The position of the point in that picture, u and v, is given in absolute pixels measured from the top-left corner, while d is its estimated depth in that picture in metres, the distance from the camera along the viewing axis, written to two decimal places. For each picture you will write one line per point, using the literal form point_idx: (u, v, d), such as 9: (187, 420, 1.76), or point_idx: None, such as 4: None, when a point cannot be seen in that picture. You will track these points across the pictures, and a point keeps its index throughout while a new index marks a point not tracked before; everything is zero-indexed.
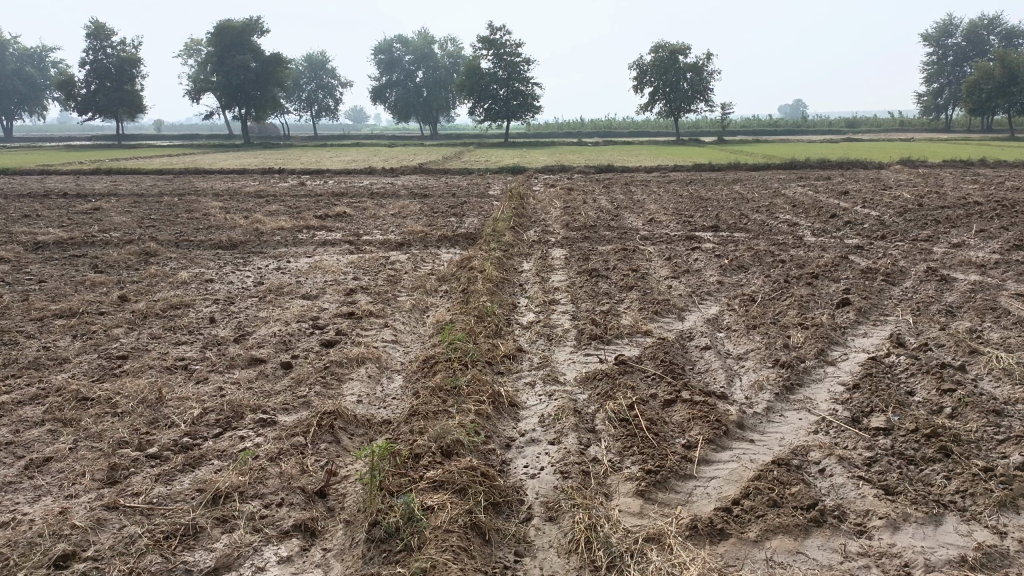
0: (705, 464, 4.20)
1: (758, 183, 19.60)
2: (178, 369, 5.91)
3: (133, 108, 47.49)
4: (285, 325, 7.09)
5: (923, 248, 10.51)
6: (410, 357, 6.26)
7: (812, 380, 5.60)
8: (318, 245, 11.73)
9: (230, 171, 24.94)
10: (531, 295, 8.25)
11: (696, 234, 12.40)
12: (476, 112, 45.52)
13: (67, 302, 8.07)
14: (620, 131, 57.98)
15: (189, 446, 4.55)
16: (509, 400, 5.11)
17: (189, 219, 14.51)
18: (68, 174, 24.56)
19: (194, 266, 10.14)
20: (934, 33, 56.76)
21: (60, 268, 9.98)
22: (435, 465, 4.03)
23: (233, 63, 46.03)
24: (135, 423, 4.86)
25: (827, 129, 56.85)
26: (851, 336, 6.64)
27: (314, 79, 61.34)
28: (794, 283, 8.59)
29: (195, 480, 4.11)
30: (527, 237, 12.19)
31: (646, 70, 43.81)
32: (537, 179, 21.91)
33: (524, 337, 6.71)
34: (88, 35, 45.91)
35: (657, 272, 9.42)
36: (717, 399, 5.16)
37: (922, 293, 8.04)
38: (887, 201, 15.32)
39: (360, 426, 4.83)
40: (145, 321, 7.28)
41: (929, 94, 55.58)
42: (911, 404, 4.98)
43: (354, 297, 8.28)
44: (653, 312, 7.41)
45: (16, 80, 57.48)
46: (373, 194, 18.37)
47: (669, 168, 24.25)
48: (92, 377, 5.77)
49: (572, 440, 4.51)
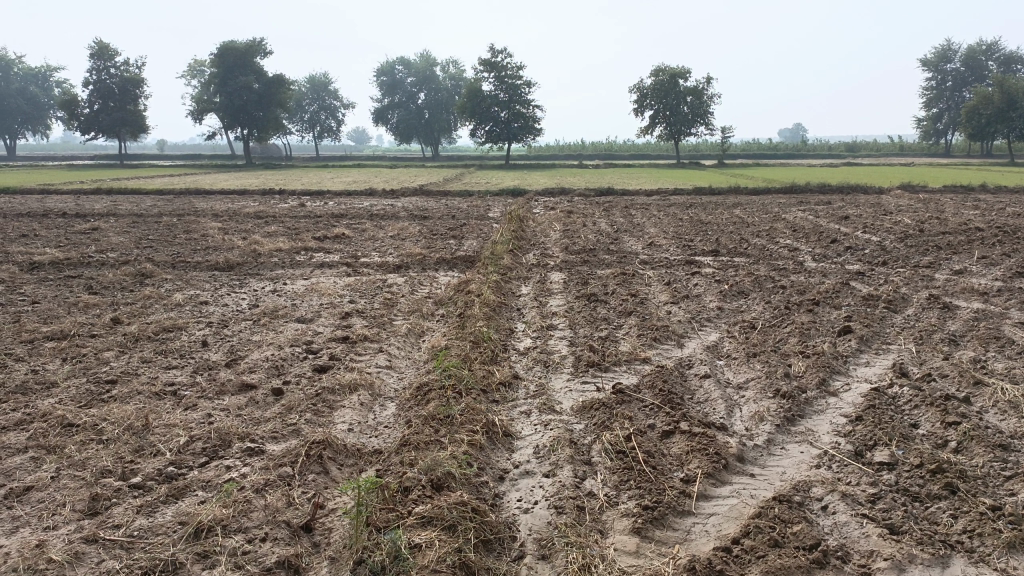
0: (704, 499, 4.08)
1: (758, 207, 19.58)
2: (167, 395, 5.80)
3: (136, 128, 47.68)
4: (278, 349, 6.98)
5: (924, 275, 10.42)
6: (403, 384, 6.15)
7: (813, 411, 5.48)
8: (315, 267, 11.65)
9: (231, 191, 24.95)
10: (529, 320, 8.14)
11: (696, 258, 12.32)
12: (478, 134, 45.75)
13: (58, 323, 7.98)
14: (621, 154, 58.25)
15: (174, 475, 4.43)
16: (504, 430, 4.99)
17: (187, 239, 14.46)
18: (68, 193, 24.58)
19: (189, 287, 10.06)
20: (933, 59, 57.01)
21: (53, 289, 9.90)
22: (425, 499, 3.91)
23: (236, 84, 46.32)
24: (120, 451, 4.74)
25: (827, 153, 57.04)
26: (853, 365, 6.53)
27: (316, 100, 61.71)
28: (795, 310, 8.49)
29: (178, 512, 3.99)
30: (525, 260, 12.12)
31: (646, 93, 44.04)
32: (536, 201, 21.90)
33: (520, 364, 6.60)
34: (92, 55, 46.22)
35: (656, 297, 9.33)
36: (716, 430, 5.04)
37: (924, 321, 7.94)
38: (888, 226, 15.28)
39: (350, 456, 4.71)
40: (137, 344, 7.18)
41: (928, 119, 55.81)
42: (916, 438, 4.86)
43: (349, 320, 8.19)
44: (652, 339, 7.31)
45: (20, 99, 57.72)
46: (372, 216, 18.36)
47: (670, 192, 24.27)
48: (79, 402, 5.66)
49: (567, 473, 4.39)
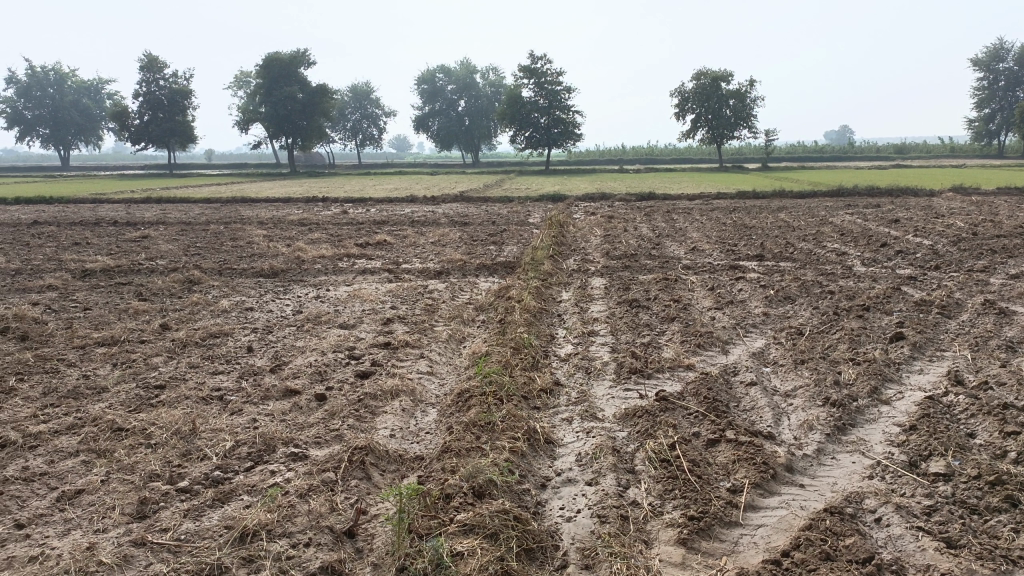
0: (752, 510, 3.98)
1: (803, 211, 19.21)
2: (213, 400, 5.88)
3: (184, 138, 48.86)
4: (322, 355, 7.05)
5: (979, 280, 10.08)
6: (445, 390, 6.14)
7: (864, 420, 5.32)
8: (357, 273, 11.76)
9: (276, 199, 25.39)
10: (570, 326, 8.09)
11: (740, 263, 12.14)
12: (518, 139, 45.87)
13: (110, 329, 8.17)
14: (662, 159, 57.82)
15: (220, 479, 4.48)
16: (545, 437, 4.95)
17: (233, 246, 14.74)
18: (120, 202, 25.27)
19: (235, 294, 10.23)
20: (985, 58, 55.34)
21: (105, 295, 10.15)
22: (467, 507, 3.89)
23: (280, 94, 47.13)
24: (167, 455, 4.82)
25: (875, 155, 55.82)
26: (905, 373, 6.33)
27: (359, 109, 62.51)
28: (844, 316, 8.29)
29: (223, 516, 4.03)
30: (566, 266, 12.06)
31: (688, 97, 43.65)
32: (577, 207, 21.85)
33: (562, 370, 6.55)
34: (142, 67, 47.50)
35: (699, 303, 9.20)
36: (764, 439, 4.93)
37: (980, 327, 7.68)
38: (939, 229, 14.86)
39: (392, 462, 4.72)
40: (184, 349, 7.31)
41: (979, 120, 54.26)
42: (974, 448, 4.68)
43: (391, 326, 8.24)
44: (696, 345, 7.20)
45: (74, 112, 59.56)
46: (413, 222, 18.47)
47: (712, 195, 23.98)
48: (128, 406, 5.78)
49: (611, 481, 4.33)
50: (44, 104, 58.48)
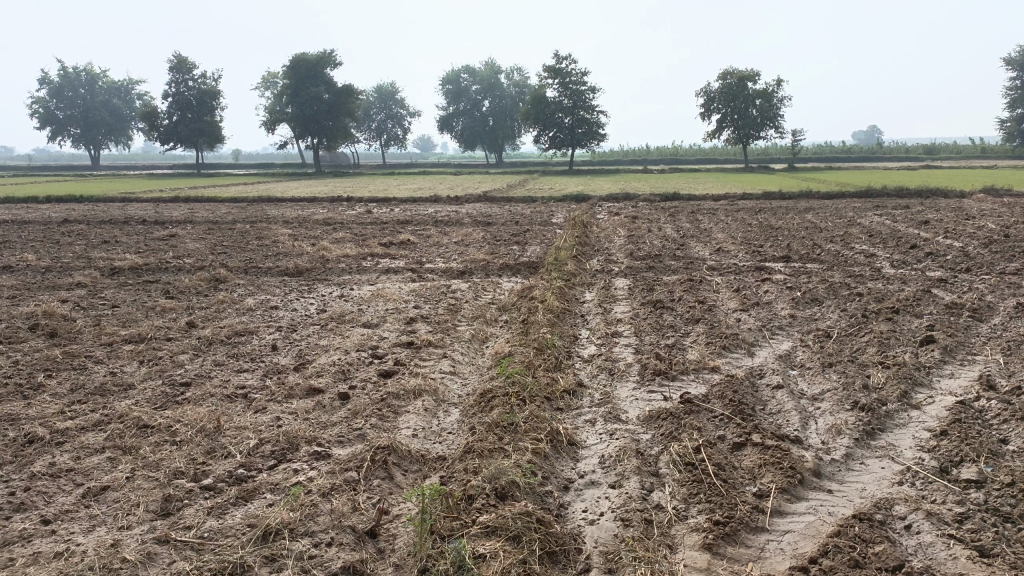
0: (779, 516, 3.91)
1: (831, 212, 18.95)
2: (238, 397, 5.92)
3: (212, 138, 49.43)
4: (345, 354, 7.07)
5: (1012, 282, 9.88)
6: (467, 390, 6.13)
7: (894, 425, 5.21)
8: (381, 272, 11.80)
9: (301, 199, 25.58)
10: (593, 327, 8.04)
11: (766, 264, 12.00)
12: (541, 139, 45.87)
13: (137, 327, 8.26)
14: (687, 159, 57.47)
15: (244, 477, 4.50)
16: (568, 439, 4.91)
17: (259, 245, 14.88)
18: (149, 201, 25.60)
19: (260, 292, 10.30)
20: (1018, 56, 54.25)
21: (133, 293, 10.28)
22: (489, 508, 3.86)
23: (306, 94, 47.46)
24: (192, 453, 4.86)
25: (903, 155, 55.07)
26: (936, 376, 6.20)
27: (384, 109, 62.82)
28: (872, 318, 8.15)
29: (246, 514, 4.04)
30: (590, 266, 12.01)
31: (713, 97, 43.32)
32: (601, 207, 21.74)
33: (585, 371, 6.50)
34: (171, 68, 48.12)
35: (725, 304, 9.10)
36: (791, 443, 4.85)
37: (1013, 331, 7.51)
38: (970, 231, 14.58)
39: (415, 462, 4.71)
40: (210, 347, 7.37)
41: (1012, 120, 53.29)
42: (1008, 454, 4.56)
43: (414, 326, 8.24)
44: (721, 347, 7.12)
45: (104, 112, 60.51)
46: (436, 222, 18.49)
47: (737, 196, 23.79)
48: (154, 403, 5.83)
49: (634, 484, 4.28)
50: (76, 105, 59.48)
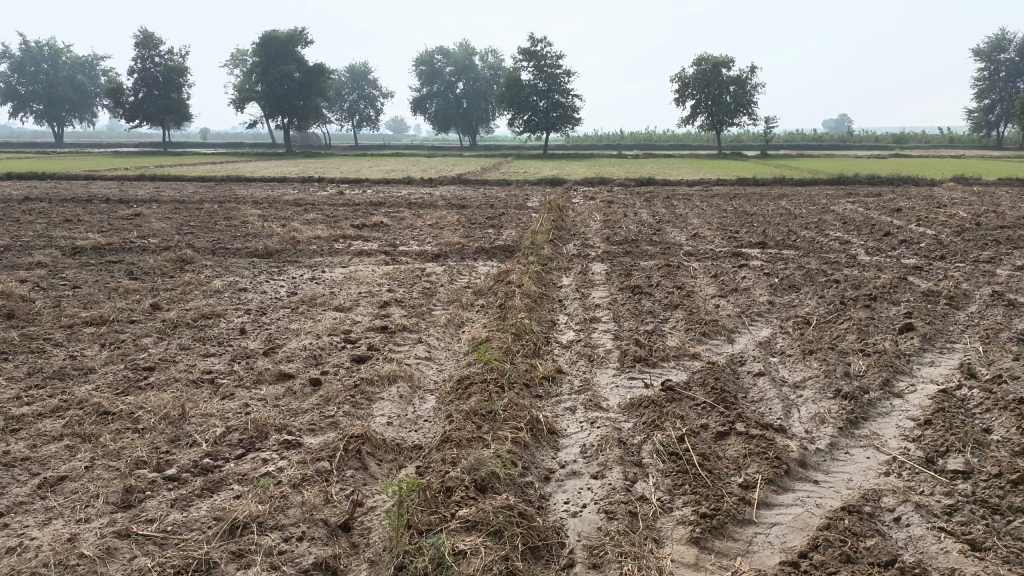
0: (766, 507, 3.81)
1: (805, 199, 18.99)
2: (205, 383, 5.69)
3: (179, 116, 48.36)
4: (317, 338, 6.85)
5: (985, 270, 9.92)
6: (443, 376, 5.96)
7: (878, 414, 5.15)
8: (354, 255, 11.53)
9: (271, 179, 25.11)
10: (571, 312, 7.90)
11: (743, 250, 11.93)
12: (516, 123, 45.52)
13: (98, 309, 7.94)
14: (661, 144, 57.52)
15: (210, 467, 4.29)
16: (549, 427, 4.77)
17: (227, 226, 14.50)
18: (113, 180, 24.93)
19: (228, 274, 10.00)
20: (987, 47, 54.94)
21: (95, 274, 9.92)
22: (468, 502, 3.70)
23: (277, 72, 46.59)
24: (155, 441, 4.63)
25: (874, 144, 55.62)
26: (916, 365, 6.17)
27: (356, 89, 61.94)
28: (850, 306, 8.11)
29: (212, 507, 3.84)
30: (566, 250, 11.86)
31: (688, 83, 43.30)
32: (575, 191, 21.56)
33: (564, 357, 6.36)
34: (137, 44, 46.91)
35: (703, 290, 9.02)
36: (775, 432, 4.76)
37: (990, 319, 7.50)
38: (943, 219, 14.67)
39: (390, 451, 4.53)
40: (175, 330, 7.11)
41: (979, 111, 54.03)
42: (992, 444, 4.51)
43: (388, 309, 8.03)
44: (701, 334, 7.03)
45: (68, 88, 58.92)
46: (410, 205, 18.19)
47: (712, 182, 23.78)
48: (116, 389, 5.58)
49: (618, 474, 4.16)
50: (38, 80, 57.90)
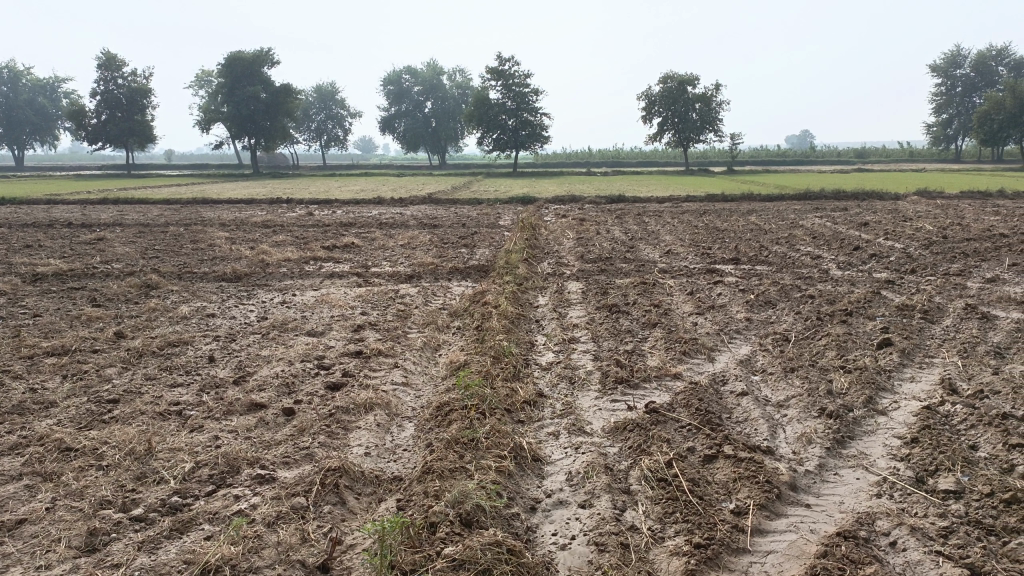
0: (760, 534, 3.71)
1: (773, 214, 19.16)
2: (172, 415, 5.46)
3: (143, 138, 47.69)
4: (289, 365, 6.65)
5: (957, 283, 10.02)
6: (421, 402, 5.79)
7: (863, 432, 5.10)
8: (325, 277, 11.33)
9: (239, 201, 24.75)
10: (549, 333, 7.78)
11: (716, 266, 11.94)
12: (485, 142, 45.45)
13: (60, 338, 7.65)
14: (630, 161, 58.01)
15: (179, 506, 4.08)
16: (533, 454, 4.63)
17: (194, 249, 14.22)
18: (75, 203, 24.37)
19: (195, 299, 9.74)
20: (943, 64, 56.58)
21: (56, 301, 9.60)
22: (454, 538, 3.55)
23: (243, 92, 46.21)
24: (120, 479, 4.40)
25: (837, 159, 56.69)
26: (897, 381, 6.14)
27: (324, 109, 61.67)
28: (827, 321, 8.10)
29: (182, 549, 3.64)
30: (541, 269, 11.78)
31: (654, 100, 43.78)
32: (547, 209, 21.52)
33: (544, 380, 6.24)
34: (100, 65, 46.28)
35: (680, 308, 8.96)
36: (763, 454, 4.67)
37: (966, 332, 7.53)
38: (910, 233, 14.87)
39: (369, 484, 4.35)
40: (141, 359, 6.86)
41: (938, 125, 55.38)
42: (980, 462, 4.46)
43: (362, 333, 7.84)
44: (681, 352, 6.95)
45: (28, 110, 57.79)
46: (381, 225, 18.01)
47: (682, 198, 23.95)
48: (78, 423, 5.33)
49: (606, 503, 4.03)
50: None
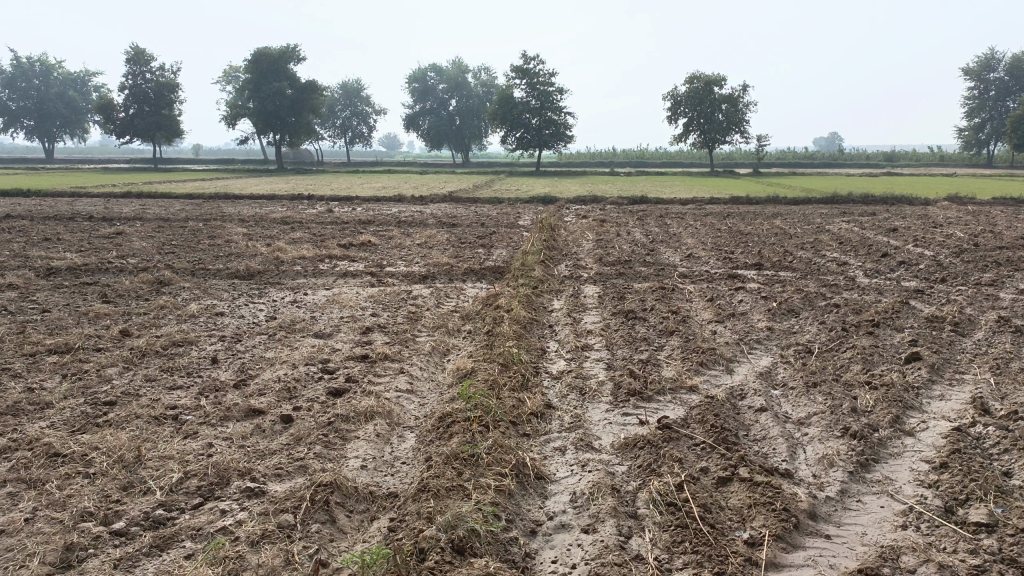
0: (775, 569, 3.45)
1: (799, 218, 18.77)
2: (168, 420, 5.29)
3: (170, 132, 48.07)
4: (292, 368, 6.47)
5: (989, 294, 9.62)
6: (425, 411, 5.58)
7: (889, 455, 4.80)
8: (338, 276, 11.18)
9: (260, 196, 24.76)
10: (562, 339, 7.53)
11: (738, 272, 11.61)
12: (509, 140, 45.31)
13: (64, 336, 7.53)
14: (655, 162, 57.52)
15: (163, 520, 3.90)
16: (536, 472, 4.41)
17: (210, 245, 14.14)
18: (99, 196, 24.53)
19: (206, 296, 9.62)
20: (976, 66, 55.33)
21: (67, 297, 9.54)
22: (444, 568, 3.33)
23: (268, 89, 46.29)
24: (105, 489, 4.24)
25: (866, 162, 55.75)
26: (926, 399, 5.81)
27: (349, 106, 61.81)
28: (852, 333, 7.76)
29: (159, 568, 3.46)
30: (557, 271, 11.54)
31: (680, 100, 43.20)
32: (567, 209, 21.29)
33: (554, 391, 5.99)
34: (129, 60, 46.69)
35: (698, 315, 8.69)
36: (781, 478, 4.39)
37: (999, 347, 7.17)
38: (940, 239, 14.41)
39: (362, 501, 4.13)
40: (143, 359, 6.72)
41: (970, 129, 54.21)
42: (1015, 492, 4.15)
43: (370, 336, 7.66)
44: (698, 363, 6.67)
45: (59, 103, 58.61)
46: (400, 223, 17.87)
47: (705, 200, 23.54)
48: (72, 426, 5.19)
49: (611, 529, 3.79)
50: (29, 95, 57.57)
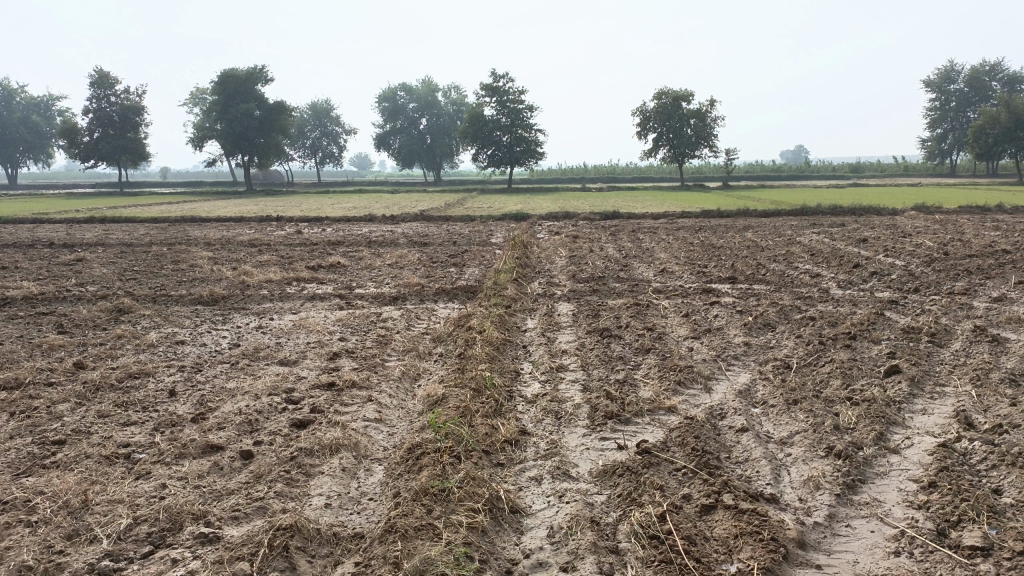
0: None
1: (770, 230, 18.84)
2: (119, 459, 4.99)
3: (136, 155, 47.26)
4: (255, 399, 6.17)
5: (963, 303, 9.60)
6: (394, 442, 5.32)
7: (875, 475, 4.65)
8: (306, 299, 10.87)
9: (227, 218, 24.29)
10: (536, 361, 7.31)
11: (713, 286, 11.50)
12: (480, 158, 45.17)
13: (14, 370, 7.15)
14: (625, 177, 57.78)
15: (108, 572, 3.61)
16: (510, 506, 4.18)
17: (174, 270, 13.76)
18: (61, 222, 23.90)
19: (167, 324, 9.27)
20: (937, 79, 56.52)
21: (20, 328, 9.14)
22: None
23: (236, 109, 45.89)
24: (47, 539, 3.93)
25: (833, 173, 56.45)
26: (908, 414, 5.68)
27: (319, 126, 61.41)
28: (829, 346, 7.64)
29: None
30: (530, 289, 11.36)
31: (649, 116, 43.39)
32: (540, 226, 21.14)
33: (528, 415, 5.76)
34: (92, 83, 45.96)
35: (674, 331, 8.52)
36: (766, 503, 4.21)
37: (977, 357, 7.10)
38: (910, 249, 14.48)
39: (326, 543, 3.87)
40: (96, 394, 6.38)
41: (932, 140, 55.22)
42: (1008, 511, 4.01)
43: (337, 362, 7.38)
44: (676, 383, 6.49)
45: (22, 127, 57.47)
46: (370, 243, 17.60)
47: (677, 214, 23.58)
48: (15, 469, 4.85)
49: (590, 566, 3.58)
50: None
